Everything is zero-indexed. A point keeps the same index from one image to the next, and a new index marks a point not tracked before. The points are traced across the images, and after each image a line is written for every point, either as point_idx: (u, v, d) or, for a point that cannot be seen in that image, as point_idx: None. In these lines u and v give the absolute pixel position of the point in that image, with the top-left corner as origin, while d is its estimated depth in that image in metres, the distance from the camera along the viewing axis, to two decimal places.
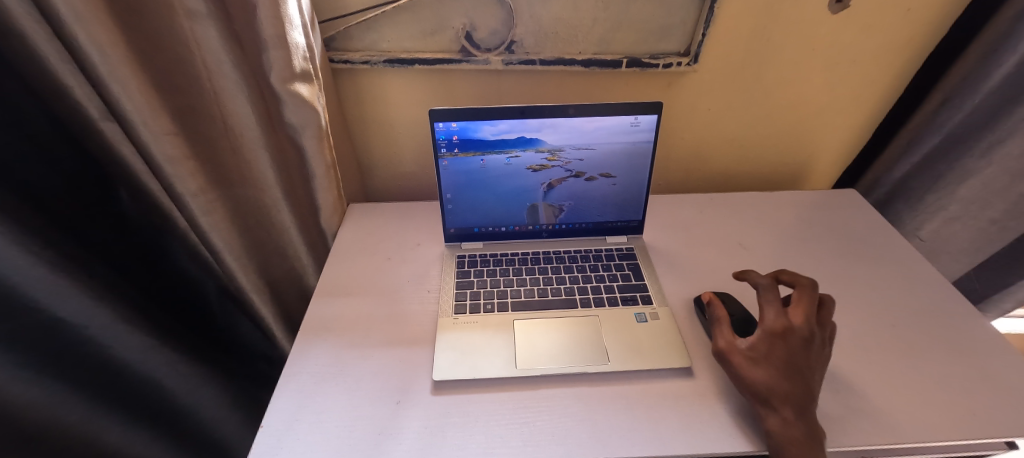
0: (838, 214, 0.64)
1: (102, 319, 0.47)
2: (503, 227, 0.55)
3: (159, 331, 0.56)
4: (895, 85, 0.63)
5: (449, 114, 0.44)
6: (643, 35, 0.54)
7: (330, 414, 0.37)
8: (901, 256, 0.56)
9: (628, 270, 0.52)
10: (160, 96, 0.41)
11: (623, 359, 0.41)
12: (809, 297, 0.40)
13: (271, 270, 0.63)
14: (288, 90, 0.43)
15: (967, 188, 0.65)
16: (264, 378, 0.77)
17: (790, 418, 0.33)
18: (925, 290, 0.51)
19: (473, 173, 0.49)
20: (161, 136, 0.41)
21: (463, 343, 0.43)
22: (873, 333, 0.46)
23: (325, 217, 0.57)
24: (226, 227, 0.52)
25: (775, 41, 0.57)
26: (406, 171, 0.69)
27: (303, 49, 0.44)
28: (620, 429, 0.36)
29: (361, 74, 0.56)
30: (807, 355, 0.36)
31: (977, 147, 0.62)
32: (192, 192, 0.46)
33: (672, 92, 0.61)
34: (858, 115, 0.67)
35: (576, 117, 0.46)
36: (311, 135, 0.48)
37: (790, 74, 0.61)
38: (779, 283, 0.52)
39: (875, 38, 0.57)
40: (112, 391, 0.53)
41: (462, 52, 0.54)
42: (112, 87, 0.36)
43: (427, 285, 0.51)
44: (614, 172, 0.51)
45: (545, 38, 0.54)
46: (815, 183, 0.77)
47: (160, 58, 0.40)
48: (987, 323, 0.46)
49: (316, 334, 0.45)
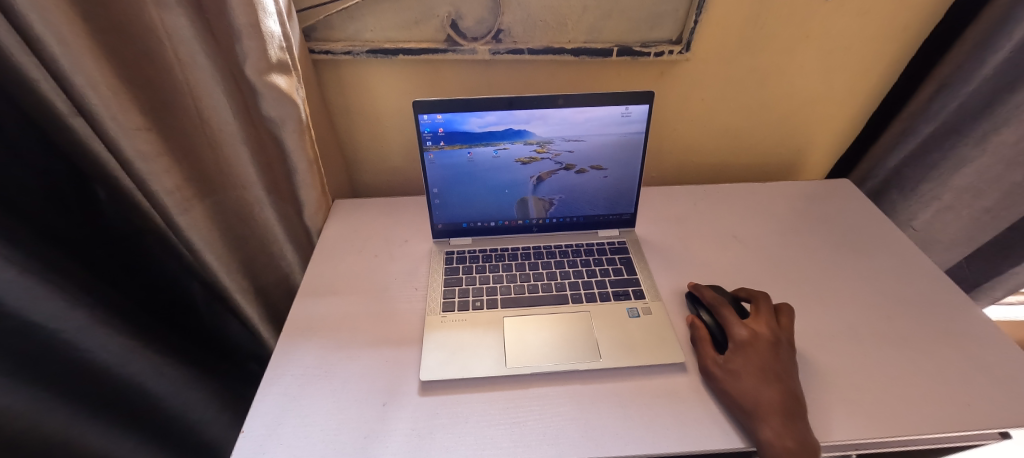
0: (832, 204, 0.63)
1: (79, 322, 0.45)
2: (492, 222, 0.54)
3: (141, 333, 0.54)
4: (889, 73, 0.62)
5: (434, 106, 0.43)
6: (634, 23, 0.52)
7: (315, 417, 0.36)
8: (895, 247, 0.55)
9: (620, 265, 0.51)
10: (130, 90, 0.39)
11: (614, 355, 0.40)
12: (765, 308, 0.42)
13: (256, 269, 0.62)
14: (265, 82, 0.42)
15: (961, 177, 0.64)
16: (250, 376, 0.77)
17: (780, 427, 0.32)
18: (919, 281, 0.50)
19: (460, 167, 0.48)
20: (131, 132, 0.39)
21: (452, 342, 0.42)
22: (867, 324, 0.45)
23: (310, 214, 0.55)
24: (206, 226, 0.50)
25: (769, 29, 0.55)
26: (393, 165, 0.68)
27: (279, 38, 0.42)
28: (612, 427, 0.35)
29: (343, 66, 0.55)
30: (778, 362, 0.37)
31: (971, 136, 0.61)
32: (168, 189, 0.44)
33: (664, 81, 0.60)
34: (852, 104, 0.66)
35: (565, 108, 0.45)
36: (292, 129, 0.46)
37: (783, 63, 0.60)
38: (772, 275, 0.52)
39: (870, 24, 0.56)
40: (93, 397, 0.50)
41: (447, 41, 0.52)
42: (75, 80, 0.34)
43: (415, 283, 0.50)
44: (604, 165, 0.49)
45: (534, 26, 0.52)
46: (809, 173, 0.77)
47: (126, 49, 0.38)
48: (981, 314, 0.45)
49: (300, 334, 0.44)
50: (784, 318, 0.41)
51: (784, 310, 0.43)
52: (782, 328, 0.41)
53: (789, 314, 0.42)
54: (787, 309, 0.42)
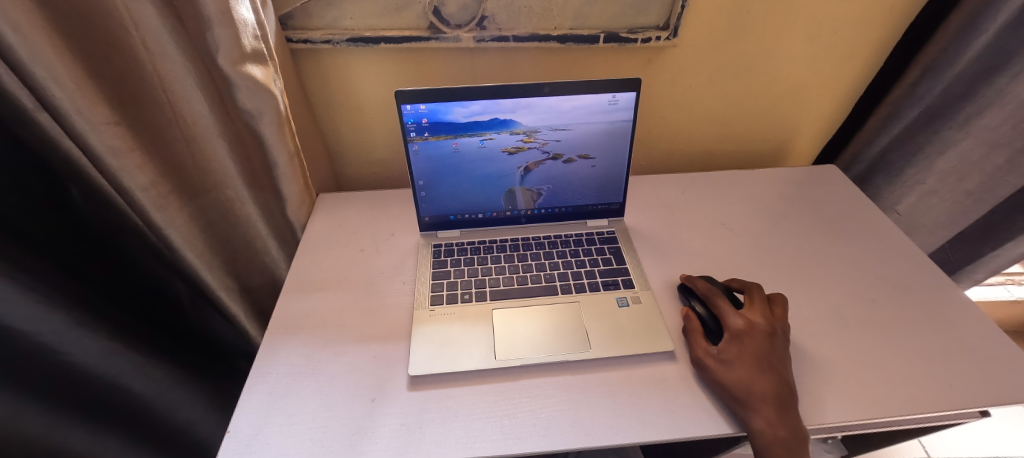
0: (819, 190, 0.64)
1: (57, 324, 0.43)
2: (480, 214, 0.53)
3: (121, 335, 0.52)
4: (875, 58, 0.62)
5: (417, 95, 0.41)
6: (621, 8, 0.51)
7: (301, 416, 0.35)
8: (879, 231, 0.56)
9: (609, 254, 0.51)
10: (96, 83, 0.37)
11: (605, 345, 0.40)
12: (759, 299, 0.42)
13: (240, 266, 0.60)
14: (239, 73, 0.40)
15: (944, 162, 0.65)
16: (238, 374, 0.76)
17: (772, 416, 0.33)
18: (903, 264, 0.51)
19: (445, 158, 0.47)
20: (99, 127, 0.38)
21: (441, 335, 0.42)
22: (852, 308, 0.46)
23: (293, 209, 0.54)
24: (184, 223, 0.49)
25: (756, 14, 0.55)
26: (379, 157, 0.66)
27: (253, 26, 0.40)
28: (602, 416, 0.35)
29: (323, 55, 0.53)
30: (773, 351, 0.37)
31: (955, 121, 0.62)
32: (142, 186, 0.43)
33: (652, 68, 0.59)
34: (838, 90, 0.66)
35: (551, 96, 0.44)
36: (270, 121, 0.45)
37: (771, 48, 0.59)
38: (760, 262, 0.52)
39: (858, 8, 0.56)
40: (77, 402, 0.49)
41: (431, 29, 0.51)
42: (36, 73, 0.32)
43: (402, 277, 0.50)
44: (592, 154, 0.49)
45: (518, 13, 0.51)
46: (796, 160, 0.77)
47: (90, 38, 0.36)
48: (962, 296, 0.46)
49: (285, 332, 0.43)
50: (778, 307, 0.42)
51: (777, 299, 0.43)
52: (776, 317, 0.41)
53: (782, 303, 0.42)
54: (781, 299, 0.43)
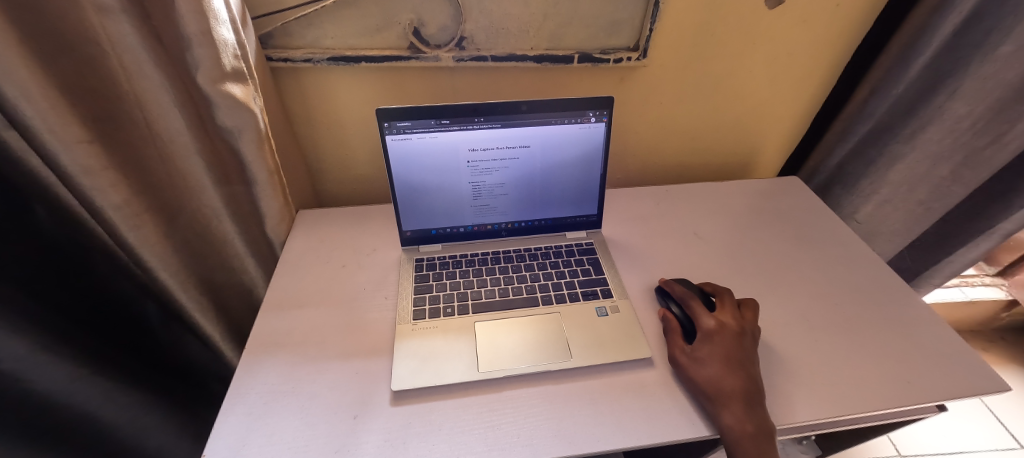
0: (784, 201, 0.67)
1: (18, 348, 0.41)
2: (461, 228, 0.54)
3: (88, 360, 0.50)
4: (829, 78, 0.67)
5: (398, 113, 0.42)
6: (593, 30, 0.54)
7: (280, 436, 0.35)
8: (839, 238, 0.59)
9: (588, 265, 0.52)
10: (69, 101, 0.37)
11: (585, 354, 0.41)
12: (729, 301, 0.44)
13: (215, 283, 0.59)
14: (219, 92, 0.40)
15: (896, 172, 0.70)
16: (213, 398, 0.74)
17: (740, 411, 0.34)
18: (863, 269, 0.54)
19: (426, 173, 0.48)
20: (72, 145, 0.37)
21: (424, 349, 0.42)
22: (818, 313, 0.48)
23: (273, 225, 0.54)
24: (158, 242, 0.48)
25: (719, 36, 0.58)
26: (359, 173, 0.67)
27: (233, 46, 0.40)
28: (584, 424, 0.36)
29: (303, 74, 0.53)
30: (741, 350, 0.39)
31: (902, 134, 0.66)
32: (115, 205, 0.42)
33: (624, 87, 0.62)
34: (798, 106, 0.70)
35: (529, 113, 0.45)
36: (250, 139, 0.45)
37: (735, 68, 0.63)
38: (731, 270, 0.54)
39: (812, 32, 0.60)
40: (42, 432, 0.45)
41: (411, 49, 0.52)
42: (6, 92, 0.32)
43: (384, 292, 0.50)
44: (568, 169, 0.51)
45: (495, 34, 0.53)
46: (761, 172, 0.81)
47: (64, 57, 0.36)
48: (915, 299, 0.50)
49: (263, 351, 0.42)
50: (748, 311, 0.44)
51: (748, 304, 0.45)
52: (746, 320, 0.43)
53: (752, 307, 0.44)
54: (750, 303, 0.45)
